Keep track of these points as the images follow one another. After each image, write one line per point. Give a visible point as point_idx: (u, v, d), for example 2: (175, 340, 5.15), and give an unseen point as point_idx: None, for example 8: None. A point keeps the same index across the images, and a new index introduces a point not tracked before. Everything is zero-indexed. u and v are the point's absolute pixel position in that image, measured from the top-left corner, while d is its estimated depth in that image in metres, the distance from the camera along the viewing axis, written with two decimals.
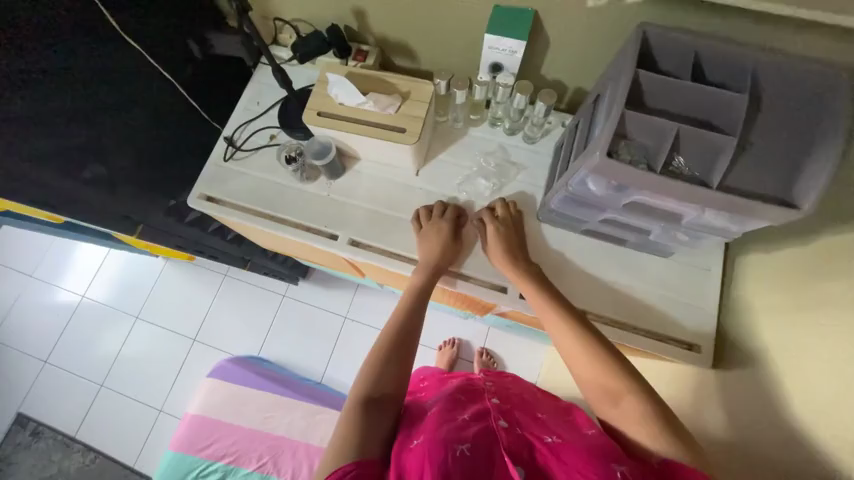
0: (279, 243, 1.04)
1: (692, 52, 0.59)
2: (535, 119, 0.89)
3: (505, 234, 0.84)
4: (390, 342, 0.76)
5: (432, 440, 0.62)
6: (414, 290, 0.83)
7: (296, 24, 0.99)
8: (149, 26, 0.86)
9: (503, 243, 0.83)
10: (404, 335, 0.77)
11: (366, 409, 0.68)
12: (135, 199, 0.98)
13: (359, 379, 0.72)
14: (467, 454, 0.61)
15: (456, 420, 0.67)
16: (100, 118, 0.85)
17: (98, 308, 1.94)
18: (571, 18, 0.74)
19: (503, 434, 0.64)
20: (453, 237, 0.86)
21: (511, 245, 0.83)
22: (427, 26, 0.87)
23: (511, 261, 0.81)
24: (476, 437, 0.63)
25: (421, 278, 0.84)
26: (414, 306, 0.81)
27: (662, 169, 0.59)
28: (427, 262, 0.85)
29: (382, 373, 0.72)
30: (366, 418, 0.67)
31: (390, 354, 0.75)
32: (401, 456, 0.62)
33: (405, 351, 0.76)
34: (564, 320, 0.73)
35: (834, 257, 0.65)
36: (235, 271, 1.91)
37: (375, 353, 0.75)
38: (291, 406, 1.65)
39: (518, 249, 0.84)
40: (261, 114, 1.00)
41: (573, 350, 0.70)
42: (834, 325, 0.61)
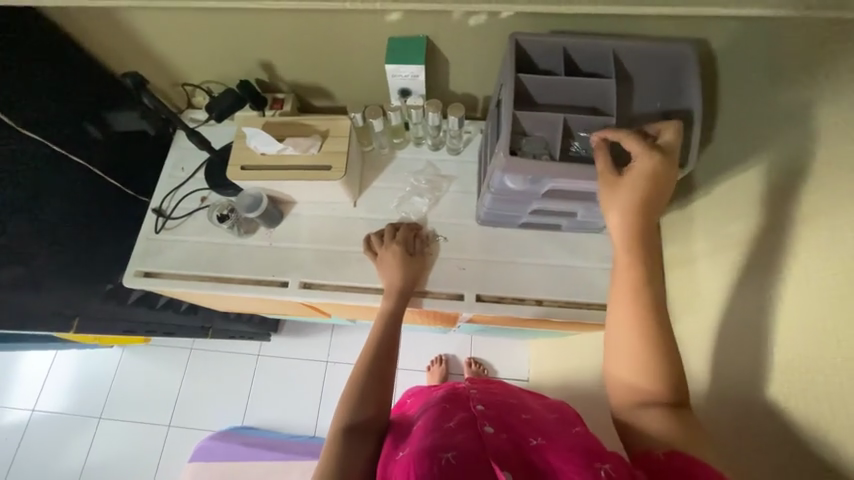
0: (231, 302, 1.01)
1: (561, 48, 0.66)
2: (453, 132, 0.94)
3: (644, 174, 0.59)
4: (368, 368, 0.75)
5: (416, 452, 0.61)
6: (387, 314, 0.83)
7: (208, 86, 1.00)
8: (42, 113, 0.83)
9: (635, 194, 0.59)
10: (382, 356, 0.77)
11: (345, 439, 0.66)
12: (64, 293, 0.93)
13: (337, 412, 0.70)
14: (452, 462, 0.58)
15: (443, 428, 0.65)
16: (9, 218, 0.81)
17: (52, 418, 1.76)
18: (461, 38, 0.80)
19: (490, 437, 0.62)
20: (407, 253, 0.88)
21: (642, 198, 0.60)
22: (333, 65, 0.91)
23: (636, 216, 0.60)
24: (462, 444, 0.61)
25: (392, 303, 0.84)
26: (387, 329, 0.82)
27: (561, 154, 0.65)
28: (393, 285, 0.85)
29: (362, 399, 0.71)
30: (346, 447, 0.65)
31: (368, 380, 0.74)
32: (387, 468, 0.62)
33: (386, 373, 0.75)
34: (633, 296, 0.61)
35: (738, 198, 0.70)
36: (201, 341, 1.81)
37: (353, 381, 0.74)
38: (287, 468, 1.62)
39: (659, 202, 0.61)
40: (188, 179, 0.99)
41: (620, 333, 0.61)
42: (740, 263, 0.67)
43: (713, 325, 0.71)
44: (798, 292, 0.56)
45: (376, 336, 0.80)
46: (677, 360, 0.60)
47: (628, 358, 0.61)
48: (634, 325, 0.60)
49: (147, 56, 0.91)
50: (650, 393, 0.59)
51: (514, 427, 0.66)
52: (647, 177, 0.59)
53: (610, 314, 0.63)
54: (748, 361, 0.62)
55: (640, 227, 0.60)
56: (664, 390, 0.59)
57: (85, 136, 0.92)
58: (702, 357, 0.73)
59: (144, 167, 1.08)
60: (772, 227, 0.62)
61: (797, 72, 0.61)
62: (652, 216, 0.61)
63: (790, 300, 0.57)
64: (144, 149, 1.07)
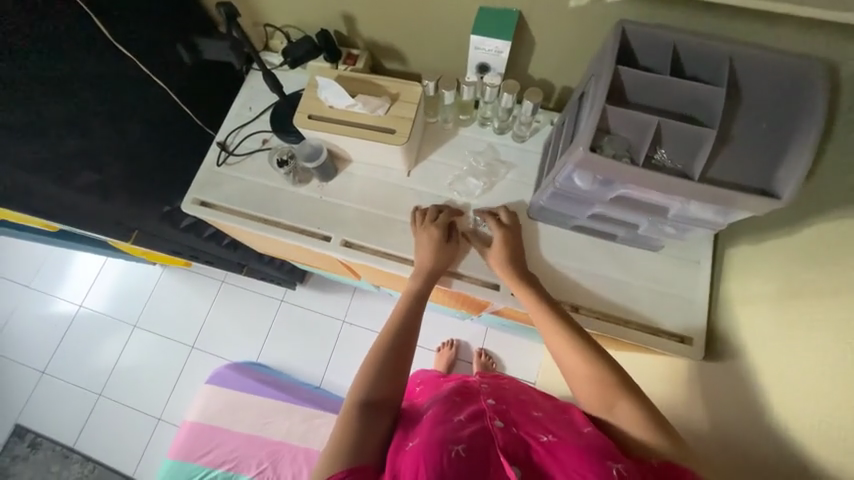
0: (272, 245, 1.05)
1: (672, 47, 0.60)
2: (523, 118, 0.90)
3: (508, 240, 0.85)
4: (388, 344, 0.77)
5: (427, 442, 0.62)
6: (411, 294, 0.83)
7: (287, 30, 1.00)
8: (136, 31, 0.87)
9: (502, 252, 0.84)
10: (402, 336, 0.78)
11: (361, 415, 0.67)
12: (129, 205, 0.99)
13: (354, 385, 0.72)
14: (462, 455, 0.60)
15: (453, 420, 0.66)
16: (94, 125, 0.86)
17: (95, 317, 1.94)
18: (556, 18, 0.76)
19: (498, 432, 0.64)
20: (444, 238, 0.86)
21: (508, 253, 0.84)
22: (415, 28, 0.88)
23: (510, 267, 0.82)
24: (472, 437, 0.62)
25: (417, 283, 0.84)
26: (409, 309, 0.82)
27: (644, 161, 0.61)
28: (422, 266, 0.85)
29: (380, 372, 0.73)
30: (361, 423, 0.67)
31: (383, 358, 0.75)
32: (396, 458, 0.63)
33: (404, 353, 0.76)
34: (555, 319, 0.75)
35: (823, 244, 0.65)
36: (233, 277, 1.91)
37: (370, 360, 0.75)
38: (290, 411, 1.66)
39: (521, 258, 0.84)
40: (254, 119, 1.01)
41: (567, 361, 0.72)
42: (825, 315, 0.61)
43: None
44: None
45: (392, 318, 0.81)
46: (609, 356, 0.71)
47: (570, 367, 0.72)
48: (563, 339, 0.73)
49: None
50: (616, 402, 0.66)
51: (522, 424, 0.66)
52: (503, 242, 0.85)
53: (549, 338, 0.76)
54: None
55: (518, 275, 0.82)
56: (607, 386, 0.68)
57: (171, 61, 0.96)
58: None
59: (215, 100, 1.12)
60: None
61: None
62: (521, 267, 0.83)
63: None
64: (217, 81, 1.10)
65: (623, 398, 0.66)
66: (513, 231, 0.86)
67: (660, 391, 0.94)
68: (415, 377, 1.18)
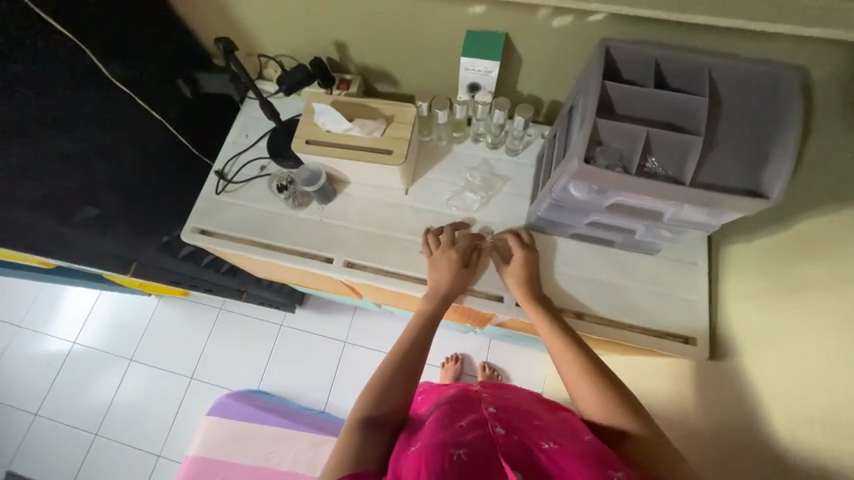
0: (273, 270, 1.05)
1: (653, 60, 0.63)
2: (516, 133, 0.93)
3: (528, 263, 0.85)
4: (397, 363, 0.76)
5: (428, 446, 0.61)
6: (424, 316, 0.83)
7: (281, 59, 1.02)
8: (133, 69, 0.89)
9: (522, 273, 0.85)
10: (413, 354, 0.78)
11: (365, 431, 0.67)
12: (129, 238, 0.99)
13: (358, 401, 0.72)
14: (464, 459, 0.59)
15: (455, 426, 0.65)
16: (93, 160, 0.87)
17: (90, 353, 1.89)
18: (541, 37, 0.79)
19: (500, 438, 0.63)
20: (462, 264, 0.86)
21: (527, 273, 0.85)
22: (406, 52, 0.92)
23: (523, 284, 0.84)
24: (474, 442, 0.61)
25: (431, 305, 0.84)
26: (423, 332, 0.81)
27: (637, 171, 0.62)
28: (437, 290, 0.85)
29: (387, 393, 0.72)
30: (361, 437, 0.67)
31: (390, 376, 0.75)
32: (398, 462, 0.63)
33: (413, 367, 0.76)
34: (558, 333, 0.78)
35: (813, 239, 0.67)
36: (231, 303, 1.89)
37: (375, 377, 0.75)
38: (296, 438, 1.62)
39: (536, 279, 0.85)
40: (250, 146, 1.03)
41: (564, 367, 0.75)
42: (827, 301, 0.62)
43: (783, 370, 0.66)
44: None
45: (407, 337, 0.81)
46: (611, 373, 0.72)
47: (574, 379, 0.73)
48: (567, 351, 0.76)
49: (232, 24, 0.95)
50: (617, 405, 0.68)
51: (525, 431, 0.66)
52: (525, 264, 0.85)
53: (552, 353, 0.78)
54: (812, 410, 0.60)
55: (529, 288, 0.84)
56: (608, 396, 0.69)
57: (168, 94, 0.98)
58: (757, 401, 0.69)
59: (212, 129, 1.14)
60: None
61: None
62: (534, 285, 0.85)
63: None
64: (213, 110, 1.12)
65: (622, 399, 0.68)
66: (535, 256, 0.87)
67: (668, 393, 0.95)
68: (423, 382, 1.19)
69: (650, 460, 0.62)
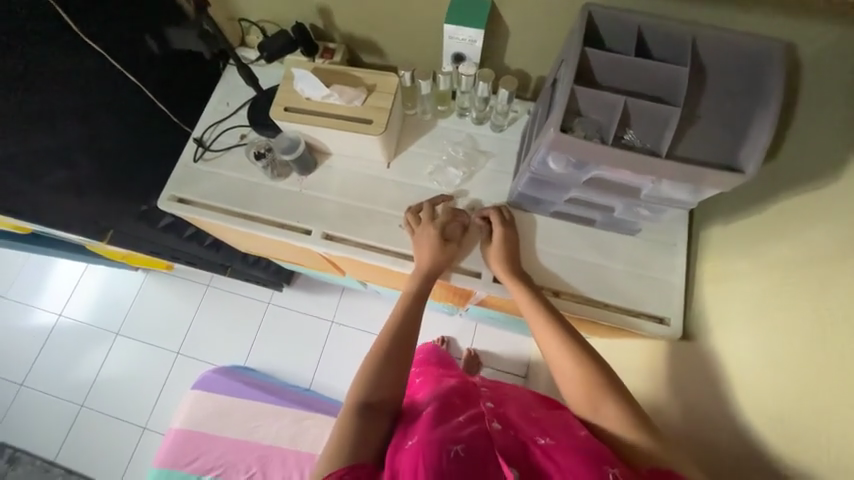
0: (253, 242, 1.04)
1: (637, 28, 0.61)
2: (500, 108, 0.90)
3: (509, 240, 0.85)
4: (388, 345, 0.76)
5: (426, 441, 0.62)
6: (410, 295, 0.82)
7: (263, 25, 0.99)
8: (106, 27, 0.84)
9: (502, 251, 0.84)
10: (403, 335, 0.78)
11: (362, 416, 0.68)
12: (105, 205, 0.97)
13: (354, 385, 0.72)
14: (461, 455, 0.61)
15: (453, 421, 0.67)
16: (65, 122, 0.85)
17: (75, 326, 1.89)
18: (528, 6, 0.77)
19: (497, 434, 0.65)
20: (443, 238, 0.85)
21: (508, 254, 0.84)
22: (390, 20, 0.89)
23: (508, 268, 0.83)
24: (471, 438, 0.63)
25: (416, 283, 0.83)
26: (409, 310, 0.81)
27: (613, 141, 0.61)
28: (421, 267, 0.84)
29: (380, 374, 0.73)
30: (360, 425, 0.67)
31: (384, 357, 0.75)
32: (395, 457, 0.62)
33: (405, 349, 0.77)
34: (547, 319, 0.77)
35: (796, 222, 0.66)
36: (218, 280, 1.88)
37: (368, 360, 0.75)
38: (279, 413, 1.63)
39: (517, 258, 0.84)
40: (230, 114, 1.00)
41: (552, 354, 0.75)
42: (796, 282, 0.62)
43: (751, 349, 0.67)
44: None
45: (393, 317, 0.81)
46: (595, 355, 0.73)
47: (564, 370, 0.73)
48: (556, 339, 0.75)
49: None
50: (604, 396, 0.68)
51: (521, 426, 0.68)
52: (503, 241, 0.85)
53: (541, 341, 0.78)
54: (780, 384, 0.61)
55: (515, 272, 0.83)
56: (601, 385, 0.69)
57: (142, 55, 0.94)
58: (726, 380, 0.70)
59: (192, 96, 1.11)
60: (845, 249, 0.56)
61: None
62: (516, 266, 0.83)
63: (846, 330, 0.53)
64: (193, 76, 1.09)
65: (607, 390, 0.68)
66: (512, 229, 0.86)
67: (642, 375, 0.96)
68: (428, 357, 1.22)
69: (637, 458, 0.62)
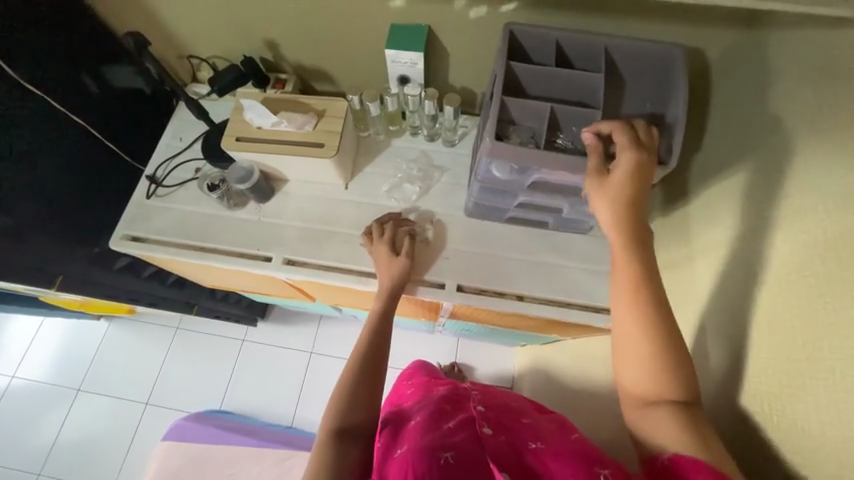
0: (214, 275, 1.02)
1: (555, 41, 0.67)
2: (448, 123, 0.95)
3: (637, 175, 0.61)
4: (360, 366, 0.74)
5: (414, 449, 0.62)
6: (376, 315, 0.81)
7: (213, 61, 1.01)
8: (45, 69, 0.84)
9: (619, 186, 0.62)
10: (374, 354, 0.76)
11: (337, 446, 0.65)
12: (52, 250, 0.94)
13: (328, 410, 0.69)
14: (451, 462, 0.59)
15: (443, 428, 0.66)
16: (3, 167, 0.82)
17: (31, 387, 1.75)
18: (462, 29, 0.82)
19: (489, 438, 0.63)
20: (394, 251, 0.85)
21: (629, 189, 0.62)
22: (336, 49, 0.93)
23: (627, 209, 0.62)
24: (462, 445, 0.62)
25: (380, 303, 0.83)
26: (379, 329, 0.80)
27: (546, 144, 0.66)
28: (385, 284, 0.84)
29: (353, 399, 0.70)
30: (337, 454, 0.64)
31: (356, 375, 0.73)
32: (385, 465, 0.64)
33: (378, 369, 0.75)
34: (641, 285, 0.61)
35: (729, 203, 0.70)
36: (188, 321, 1.80)
37: (343, 381, 0.72)
38: (259, 455, 1.56)
39: (644, 198, 0.63)
40: (184, 149, 1.00)
41: (624, 336, 0.62)
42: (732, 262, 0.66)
43: (705, 330, 0.70)
44: (784, 289, 0.56)
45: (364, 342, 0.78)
46: (676, 347, 0.59)
47: (641, 361, 0.60)
48: (639, 321, 0.60)
49: (156, 24, 0.94)
50: (655, 401, 0.59)
51: (512, 430, 0.67)
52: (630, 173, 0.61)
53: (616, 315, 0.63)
54: (728, 359, 0.64)
55: (633, 215, 0.62)
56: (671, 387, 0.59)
57: (84, 95, 0.93)
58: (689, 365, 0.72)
59: (143, 134, 1.10)
60: (768, 224, 0.61)
61: (792, 81, 0.62)
62: (639, 206, 0.63)
63: (774, 298, 0.57)
64: (143, 115, 1.08)
65: (663, 398, 0.59)
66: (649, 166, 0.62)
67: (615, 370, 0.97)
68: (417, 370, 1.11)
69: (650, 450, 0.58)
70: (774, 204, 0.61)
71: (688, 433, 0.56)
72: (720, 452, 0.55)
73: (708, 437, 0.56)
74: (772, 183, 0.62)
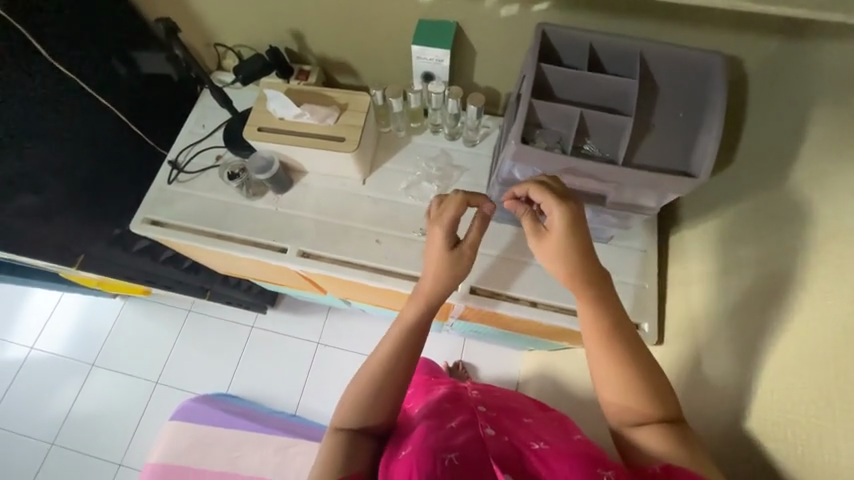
0: (229, 262, 1.03)
1: (588, 43, 0.65)
2: (470, 123, 0.93)
3: (564, 233, 0.62)
4: (381, 378, 0.68)
5: (418, 450, 0.60)
6: (408, 323, 0.72)
7: (239, 50, 1.02)
8: (78, 52, 0.86)
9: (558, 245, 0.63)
10: (399, 365, 0.69)
11: (351, 441, 0.65)
12: (75, 229, 0.96)
13: (342, 410, 0.68)
14: (454, 463, 0.58)
15: (446, 427, 0.66)
16: (33, 146, 0.84)
17: (48, 359, 1.81)
18: (491, 28, 0.81)
19: (491, 441, 0.63)
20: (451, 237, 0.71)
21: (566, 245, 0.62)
22: (362, 43, 0.92)
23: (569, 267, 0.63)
24: (465, 446, 0.61)
25: (414, 310, 0.72)
26: (409, 339, 0.71)
27: (572, 150, 0.65)
28: (425, 288, 0.72)
29: (370, 405, 0.67)
30: (350, 444, 0.65)
31: (377, 385, 0.68)
32: (390, 466, 0.61)
33: (401, 382, 0.69)
34: (604, 324, 0.63)
35: (760, 220, 0.67)
36: (200, 305, 1.83)
37: (361, 388, 0.68)
38: (262, 442, 1.58)
39: (589, 249, 0.63)
40: (206, 136, 1.01)
41: (593, 360, 0.64)
42: (759, 281, 0.64)
43: (725, 350, 0.67)
44: (815, 314, 0.54)
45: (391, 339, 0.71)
46: (644, 363, 0.62)
47: (613, 384, 0.62)
48: (602, 349, 0.63)
49: (185, 11, 0.95)
50: (641, 421, 0.61)
51: (514, 432, 0.67)
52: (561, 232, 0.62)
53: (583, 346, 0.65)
54: (748, 381, 0.62)
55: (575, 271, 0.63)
56: (651, 408, 0.60)
57: (113, 79, 0.94)
58: (707, 385, 0.70)
59: (168, 120, 1.11)
60: (802, 244, 0.59)
61: (838, 96, 0.59)
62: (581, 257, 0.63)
63: (803, 323, 0.55)
64: (169, 101, 1.10)
65: (647, 417, 0.60)
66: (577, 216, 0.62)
67: None
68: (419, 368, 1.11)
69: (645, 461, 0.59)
70: (809, 226, 0.58)
71: (680, 449, 0.57)
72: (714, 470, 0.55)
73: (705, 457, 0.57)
74: (808, 203, 0.59)
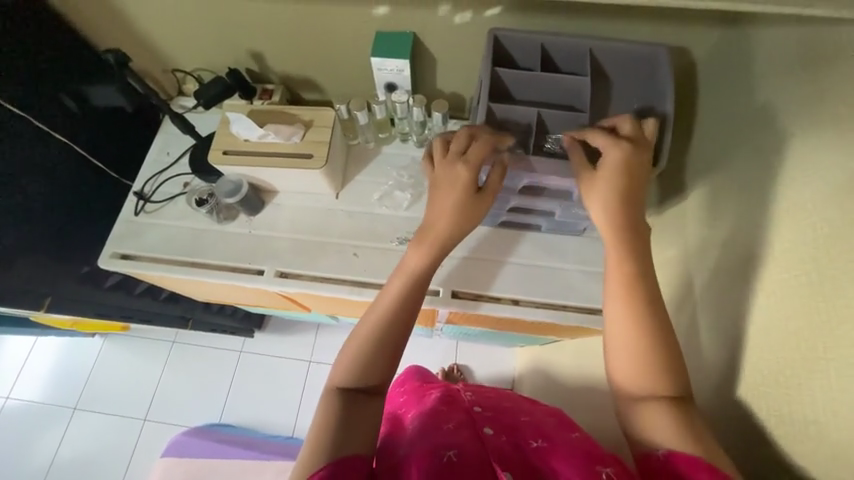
0: (206, 289, 1.00)
1: (540, 45, 0.68)
2: (437, 130, 0.94)
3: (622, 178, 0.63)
4: (382, 334, 0.66)
5: (418, 452, 0.62)
6: (412, 278, 0.70)
7: (199, 74, 1.00)
8: (27, 92, 0.83)
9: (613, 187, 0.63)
10: (399, 321, 0.67)
11: (345, 406, 0.62)
12: (40, 272, 0.93)
13: (338, 367, 0.66)
14: (454, 460, 0.59)
15: (443, 428, 0.64)
16: None
17: (26, 407, 1.73)
18: (448, 35, 0.82)
19: (490, 438, 0.62)
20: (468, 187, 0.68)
21: (621, 187, 0.63)
22: (322, 59, 0.92)
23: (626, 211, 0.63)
24: (464, 444, 0.61)
25: (422, 263, 0.70)
26: (414, 297, 0.69)
27: (535, 149, 0.69)
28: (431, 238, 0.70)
29: (369, 362, 0.65)
30: (343, 419, 0.61)
31: (378, 339, 0.66)
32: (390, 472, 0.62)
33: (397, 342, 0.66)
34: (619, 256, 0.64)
35: (721, 202, 0.70)
36: (184, 335, 1.77)
37: (360, 342, 0.66)
38: (260, 468, 1.56)
39: (639, 194, 0.64)
40: (171, 164, 0.99)
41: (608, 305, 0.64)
42: (725, 260, 0.66)
43: (702, 330, 0.69)
44: (778, 287, 0.56)
45: (395, 292, 0.69)
46: (659, 323, 0.62)
47: (623, 345, 0.62)
48: (625, 298, 0.63)
49: (139, 40, 0.93)
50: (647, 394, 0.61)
51: (512, 428, 0.66)
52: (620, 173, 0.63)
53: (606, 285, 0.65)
54: (726, 359, 0.63)
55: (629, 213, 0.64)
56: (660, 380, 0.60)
57: (65, 115, 0.92)
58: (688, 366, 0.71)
59: (130, 150, 1.09)
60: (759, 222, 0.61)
61: (778, 78, 0.62)
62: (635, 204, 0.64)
63: (767, 297, 0.57)
64: (128, 132, 1.07)
65: (654, 391, 0.60)
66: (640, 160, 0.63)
67: None
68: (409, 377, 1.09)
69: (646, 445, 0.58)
70: (762, 203, 0.61)
71: (687, 430, 0.57)
72: (718, 447, 0.56)
73: (703, 427, 0.57)
74: (761, 180, 0.62)
